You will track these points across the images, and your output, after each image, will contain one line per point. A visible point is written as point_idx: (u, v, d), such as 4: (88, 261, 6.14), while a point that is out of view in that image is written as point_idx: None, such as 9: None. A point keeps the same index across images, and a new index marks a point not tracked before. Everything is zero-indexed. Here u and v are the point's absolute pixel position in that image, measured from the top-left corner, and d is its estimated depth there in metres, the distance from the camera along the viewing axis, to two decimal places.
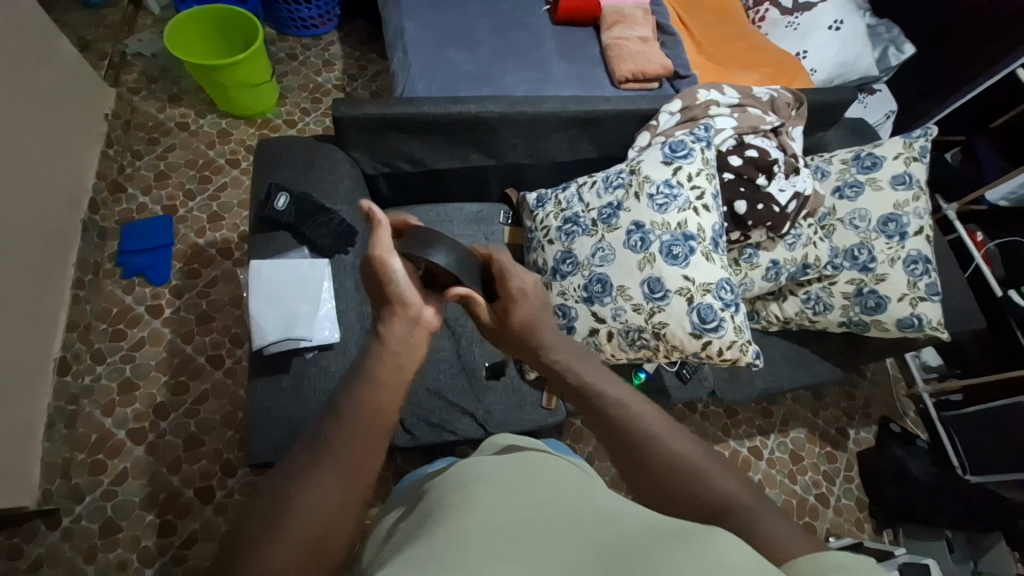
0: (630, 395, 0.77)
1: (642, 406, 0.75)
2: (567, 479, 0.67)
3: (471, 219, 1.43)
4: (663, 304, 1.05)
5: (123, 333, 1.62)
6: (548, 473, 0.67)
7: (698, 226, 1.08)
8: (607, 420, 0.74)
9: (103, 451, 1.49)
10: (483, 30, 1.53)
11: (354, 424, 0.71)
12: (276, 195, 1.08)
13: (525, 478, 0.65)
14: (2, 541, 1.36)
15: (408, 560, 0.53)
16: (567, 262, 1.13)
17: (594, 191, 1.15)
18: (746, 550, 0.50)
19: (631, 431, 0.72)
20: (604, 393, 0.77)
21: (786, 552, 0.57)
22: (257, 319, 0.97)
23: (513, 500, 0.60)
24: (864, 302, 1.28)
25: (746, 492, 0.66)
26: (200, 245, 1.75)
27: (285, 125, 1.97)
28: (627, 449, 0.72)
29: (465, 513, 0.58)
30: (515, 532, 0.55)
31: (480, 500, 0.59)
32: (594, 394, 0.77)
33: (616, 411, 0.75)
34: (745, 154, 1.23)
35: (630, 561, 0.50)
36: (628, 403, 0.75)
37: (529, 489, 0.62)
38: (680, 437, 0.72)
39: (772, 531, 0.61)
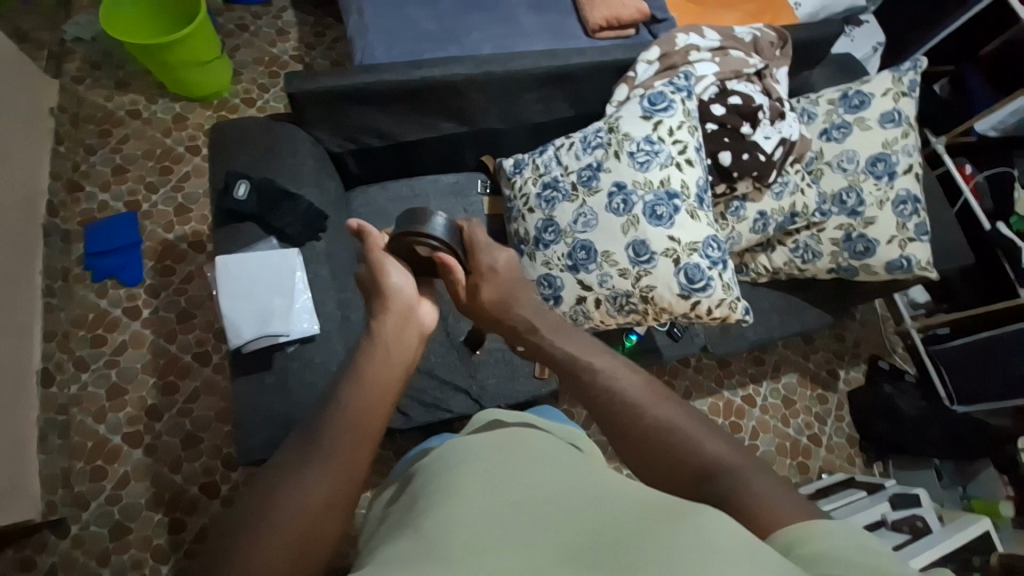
0: (616, 364, 0.76)
1: (627, 371, 0.74)
2: (557, 457, 0.66)
3: (447, 191, 1.36)
4: (648, 267, 1.02)
5: (104, 338, 1.58)
6: (538, 450, 0.66)
7: (681, 182, 1.04)
8: (592, 393, 0.73)
9: (101, 457, 1.48)
10: None
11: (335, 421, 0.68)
12: (236, 184, 1.02)
13: (514, 459, 0.64)
14: (11, 554, 1.37)
15: (395, 553, 0.52)
16: (549, 231, 1.09)
17: (573, 153, 1.10)
18: (737, 533, 0.49)
19: (613, 402, 0.71)
20: (588, 364, 0.76)
21: (770, 515, 0.56)
22: (230, 318, 0.93)
23: (502, 485, 0.59)
24: (853, 248, 1.26)
25: (732, 455, 0.65)
26: (170, 240, 1.68)
27: (244, 105, 1.85)
28: (612, 422, 0.71)
29: (454, 503, 0.56)
30: (502, 518, 0.54)
31: (468, 487, 0.59)
32: (572, 365, 0.76)
33: (602, 381, 0.74)
34: (728, 100, 1.17)
35: (617, 543, 0.49)
36: (615, 373, 0.74)
37: (517, 469, 0.61)
38: (665, 405, 0.71)
39: (757, 491, 0.59)
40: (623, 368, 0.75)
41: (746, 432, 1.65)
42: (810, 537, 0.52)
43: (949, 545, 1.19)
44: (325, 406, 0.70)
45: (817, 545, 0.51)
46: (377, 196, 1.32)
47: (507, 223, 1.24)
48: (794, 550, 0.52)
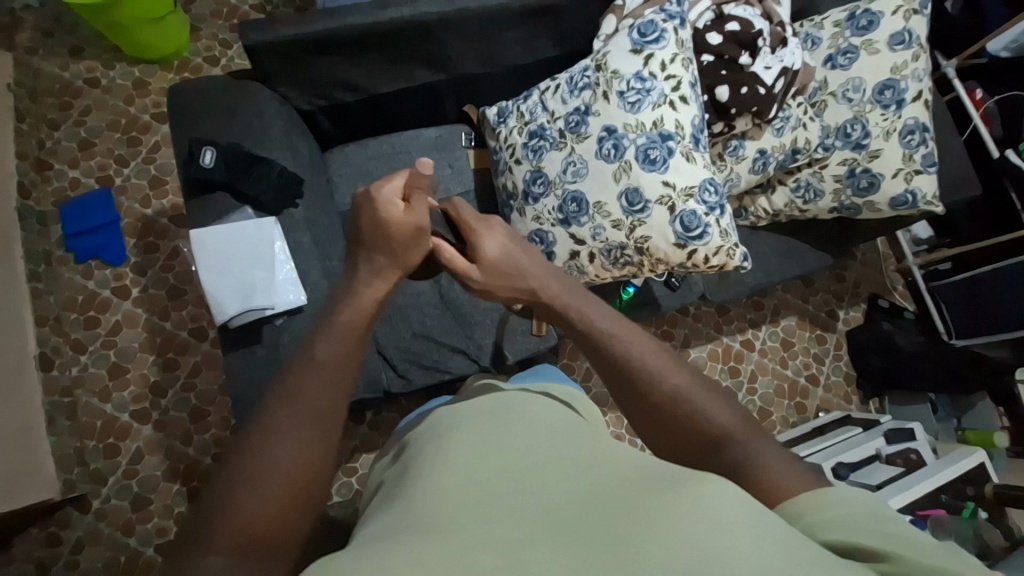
0: (626, 327, 0.73)
1: (640, 337, 0.72)
2: (549, 422, 0.66)
3: (430, 147, 1.29)
4: (643, 217, 0.97)
5: (96, 319, 1.56)
6: (532, 417, 0.66)
7: (675, 122, 0.97)
8: (602, 360, 0.71)
9: (112, 435, 1.51)
10: None
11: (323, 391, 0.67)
12: (201, 151, 0.95)
13: (511, 429, 0.63)
14: (39, 531, 1.43)
15: (390, 527, 0.52)
16: (538, 183, 1.03)
17: (559, 97, 1.02)
18: (738, 496, 0.49)
19: (623, 368, 0.70)
20: (597, 329, 0.73)
21: (777, 488, 0.58)
22: (212, 294, 0.91)
23: (499, 457, 0.58)
24: (856, 184, 1.21)
25: (743, 425, 0.65)
26: (150, 216, 1.63)
27: (207, 65, 1.72)
28: (623, 390, 0.70)
29: (453, 476, 0.56)
30: (498, 491, 0.54)
31: (464, 462, 0.58)
32: (579, 329, 0.74)
33: (613, 348, 0.71)
34: (725, 27, 1.08)
35: (618, 515, 0.49)
36: (628, 339, 0.71)
37: (508, 438, 0.61)
38: (677, 371, 0.69)
39: (766, 464, 0.61)
40: (635, 333, 0.72)
41: (744, 376, 1.68)
42: (819, 506, 0.54)
43: (943, 477, 1.22)
44: (314, 376, 0.68)
45: (824, 512, 0.54)
46: (357, 156, 1.25)
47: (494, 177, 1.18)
48: (802, 519, 0.54)
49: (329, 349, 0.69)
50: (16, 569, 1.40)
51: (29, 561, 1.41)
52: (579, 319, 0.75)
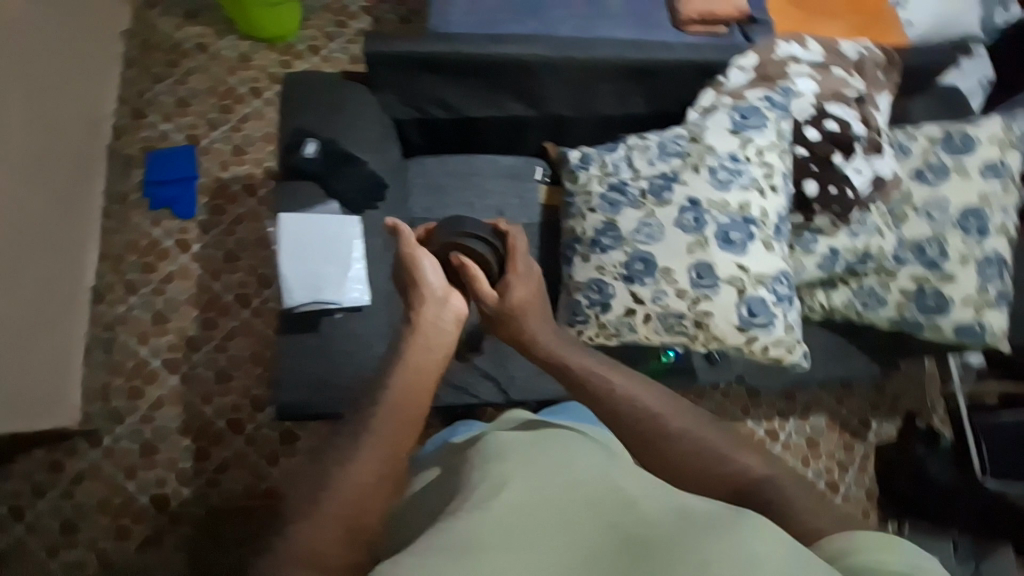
0: (634, 381, 0.79)
1: (650, 389, 0.79)
2: (587, 451, 0.66)
3: (505, 174, 1.32)
4: (710, 293, 0.97)
5: (153, 266, 1.63)
6: (571, 445, 0.67)
7: (761, 209, 0.98)
8: (614, 408, 0.76)
9: (139, 378, 1.55)
10: None
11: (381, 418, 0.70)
12: (303, 142, 1.02)
13: (549, 454, 0.64)
14: (48, 454, 1.47)
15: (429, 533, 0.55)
16: (608, 235, 1.04)
17: (646, 158, 1.05)
18: (769, 535, 0.52)
19: (643, 418, 0.74)
20: (610, 379, 0.79)
21: (810, 528, 0.60)
22: (286, 278, 0.95)
23: (535, 480, 0.59)
24: (924, 302, 1.18)
25: (768, 469, 0.69)
26: (224, 180, 1.70)
27: (309, 52, 1.82)
28: (642, 438, 0.73)
29: (489, 493, 0.58)
30: (535, 511, 0.55)
31: (499, 477, 0.60)
32: (596, 379, 0.79)
33: (630, 395, 0.77)
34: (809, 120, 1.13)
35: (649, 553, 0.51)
36: (639, 387, 0.78)
37: (545, 457, 0.63)
38: (692, 422, 0.74)
39: (795, 502, 0.64)
40: (648, 386, 0.79)
41: None
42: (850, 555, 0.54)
43: None
44: (381, 394, 0.73)
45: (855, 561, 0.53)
46: (435, 169, 1.29)
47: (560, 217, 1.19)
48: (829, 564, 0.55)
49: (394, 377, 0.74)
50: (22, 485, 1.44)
51: (31, 483, 1.45)
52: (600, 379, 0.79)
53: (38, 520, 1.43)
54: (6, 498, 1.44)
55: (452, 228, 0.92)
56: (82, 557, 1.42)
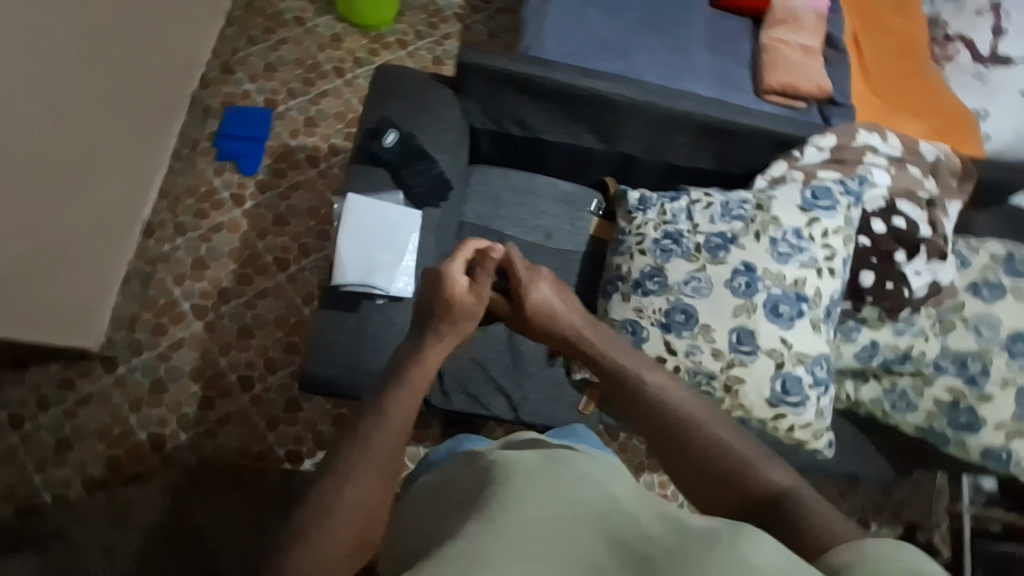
0: (667, 382, 0.82)
1: (682, 391, 0.80)
2: (593, 465, 0.65)
3: (560, 199, 1.35)
4: (746, 360, 0.96)
5: (206, 213, 1.66)
6: (574, 458, 0.66)
7: (815, 289, 0.97)
8: (646, 406, 0.79)
9: (167, 316, 1.53)
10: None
11: (380, 436, 0.74)
12: (385, 131, 1.06)
13: (553, 467, 0.63)
14: (58, 371, 1.42)
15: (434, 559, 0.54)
16: (654, 280, 1.05)
17: (708, 215, 1.06)
18: (778, 547, 0.50)
19: (672, 420, 0.76)
20: (640, 379, 0.82)
21: (829, 543, 0.57)
22: (341, 256, 0.97)
23: (541, 493, 0.58)
24: (956, 417, 1.14)
25: (794, 480, 0.67)
26: (291, 147, 1.76)
27: (396, 45, 1.89)
28: (668, 439, 0.75)
29: (496, 512, 0.57)
30: (545, 513, 0.56)
31: (505, 492, 0.59)
32: (625, 379, 0.83)
33: (656, 398, 0.79)
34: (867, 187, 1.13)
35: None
36: (669, 390, 0.80)
37: (551, 469, 0.62)
38: (722, 427, 0.74)
39: (820, 515, 0.61)
40: (677, 389, 0.80)
41: None
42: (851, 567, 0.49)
43: None
44: (379, 412, 0.76)
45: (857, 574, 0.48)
46: (495, 180, 1.32)
47: (607, 252, 1.21)
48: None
49: (398, 396, 0.78)
50: (23, 395, 1.40)
51: (38, 394, 1.39)
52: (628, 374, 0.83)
53: (36, 432, 1.38)
54: (10, 404, 1.39)
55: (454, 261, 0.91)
56: (69, 476, 1.36)
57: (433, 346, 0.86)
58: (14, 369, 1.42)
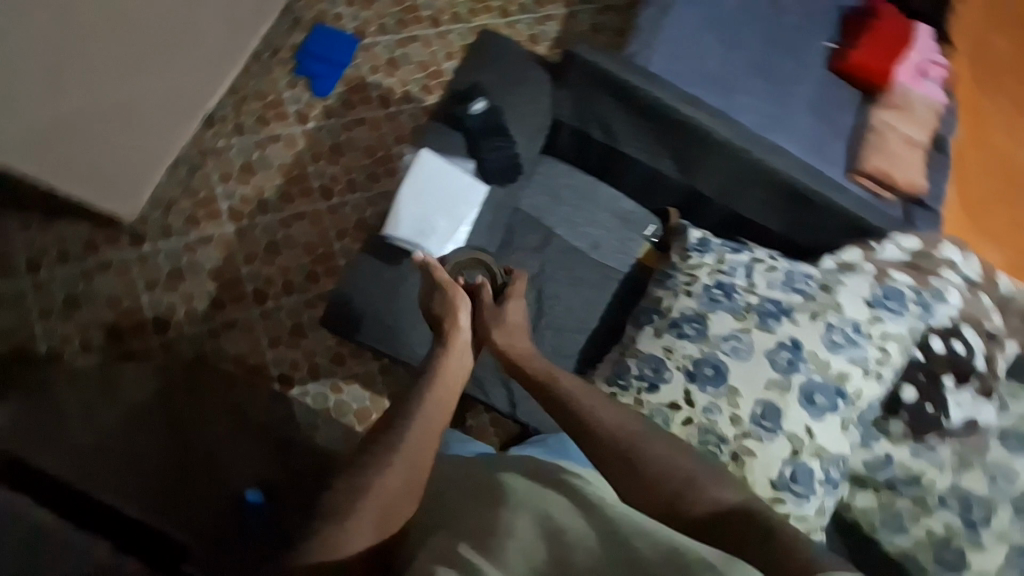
0: (611, 407, 0.84)
1: (625, 414, 0.83)
2: None
3: (619, 215, 1.32)
4: (764, 437, 0.91)
5: (266, 122, 1.58)
6: None
7: (857, 389, 0.91)
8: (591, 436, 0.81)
9: (203, 210, 1.48)
10: (753, 36, 1.37)
11: (411, 434, 0.79)
12: (474, 99, 1.15)
13: None
14: (86, 230, 1.39)
15: None
16: (692, 326, 1.02)
17: (767, 279, 1.03)
18: None
19: (616, 444, 0.79)
20: (589, 411, 0.83)
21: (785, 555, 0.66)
22: (400, 208, 1.12)
23: None
24: (942, 557, 0.97)
25: (742, 496, 0.76)
26: (367, 81, 1.67)
27: (499, 12, 1.84)
28: (617, 465, 0.78)
29: None
30: None
31: None
32: (568, 409, 0.84)
33: (600, 429, 0.81)
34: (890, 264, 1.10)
35: None
36: (612, 416, 0.83)
37: None
38: (674, 449, 0.80)
39: (778, 534, 0.69)
40: (625, 414, 0.83)
41: None
42: None
43: None
44: (413, 411, 0.82)
45: None
46: (562, 176, 1.28)
47: (651, 284, 1.19)
48: None
49: (421, 400, 0.83)
50: (45, 243, 1.37)
51: (60, 247, 1.37)
52: (579, 404, 0.84)
53: (48, 283, 1.35)
54: (29, 248, 1.36)
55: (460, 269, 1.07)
56: (68, 334, 1.34)
57: (454, 361, 0.90)
58: (42, 215, 1.38)
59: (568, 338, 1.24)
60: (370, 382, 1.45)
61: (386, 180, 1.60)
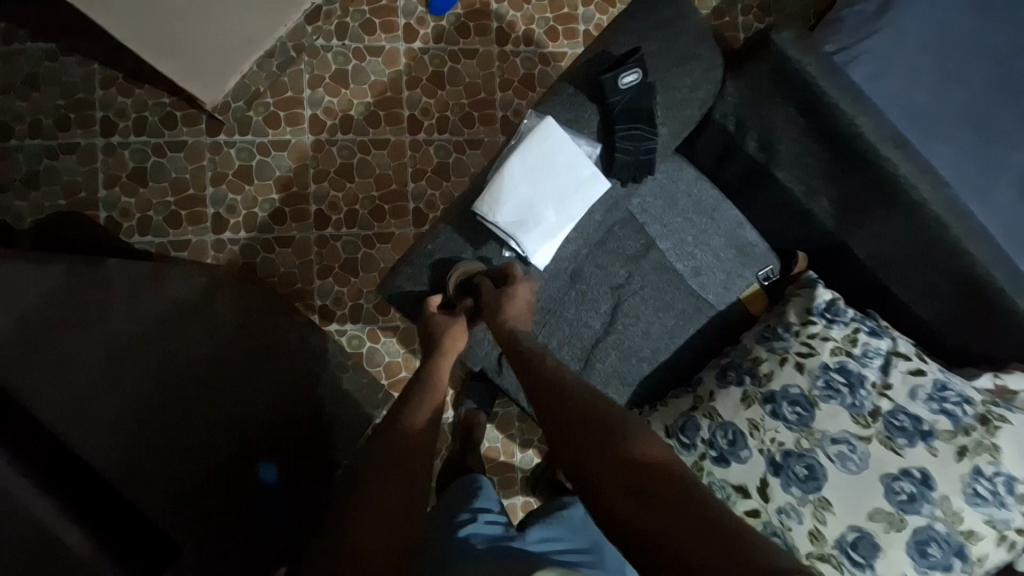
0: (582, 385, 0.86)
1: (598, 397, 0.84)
2: None
3: (737, 244, 1.11)
4: (846, 569, 0.77)
5: (372, 29, 1.41)
6: None
7: (980, 555, 0.76)
8: (553, 405, 0.83)
9: (286, 111, 1.37)
10: (1010, 66, 1.01)
11: (399, 440, 0.85)
12: (628, 69, 0.94)
13: None
14: (168, 104, 1.33)
15: None
16: (794, 410, 0.85)
17: (910, 386, 0.83)
18: None
19: (575, 412, 0.81)
20: (560, 383, 0.86)
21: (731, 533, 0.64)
22: (501, 189, 0.93)
23: None
24: None
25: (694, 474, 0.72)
26: (490, 10, 1.45)
27: None
28: (571, 434, 0.79)
29: None
30: None
31: None
32: (543, 379, 0.88)
33: (566, 395, 0.84)
34: (936, 358, 1.02)
35: None
36: (585, 392, 0.84)
37: None
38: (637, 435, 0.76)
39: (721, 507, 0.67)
40: (596, 397, 0.84)
41: None
42: None
43: None
44: (400, 419, 0.88)
45: None
46: (685, 182, 1.09)
47: (746, 333, 1.00)
48: None
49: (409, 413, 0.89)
50: (127, 107, 1.32)
51: (141, 115, 1.32)
52: (552, 370, 0.88)
53: (121, 149, 1.31)
54: (111, 107, 1.31)
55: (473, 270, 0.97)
56: (128, 207, 1.31)
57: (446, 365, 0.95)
58: (129, 77, 1.32)
59: (633, 365, 1.08)
60: (408, 339, 1.37)
61: (480, 127, 1.44)
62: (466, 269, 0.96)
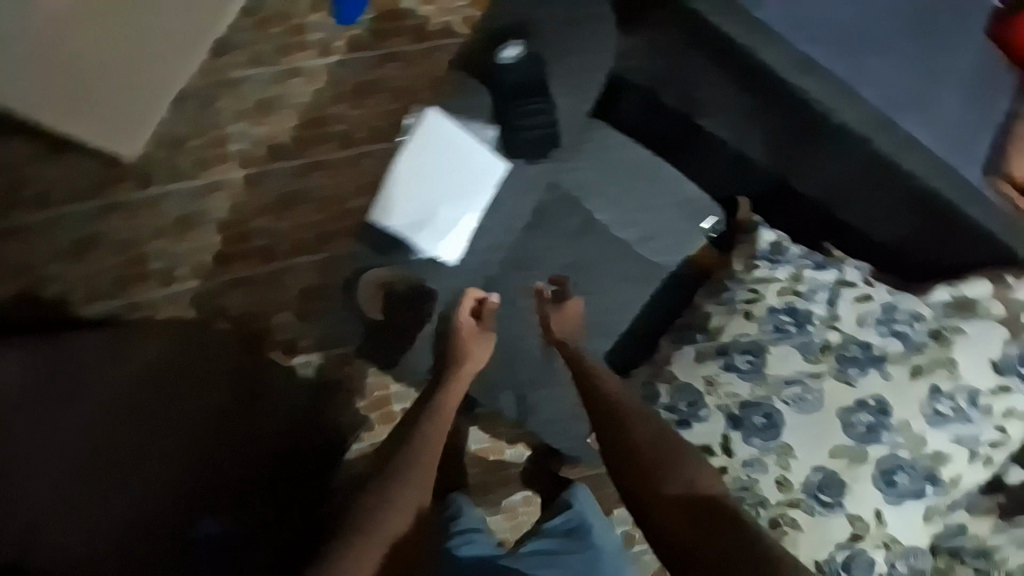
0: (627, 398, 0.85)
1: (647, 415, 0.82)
2: None
3: (682, 203, 1.09)
4: (817, 512, 0.75)
5: (286, 51, 1.38)
6: None
7: (953, 474, 0.75)
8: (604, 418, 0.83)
9: (211, 152, 1.36)
10: None
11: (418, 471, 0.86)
12: (507, 46, 0.95)
13: None
14: (94, 167, 1.31)
15: None
16: (746, 359, 0.82)
17: (860, 314, 0.81)
18: None
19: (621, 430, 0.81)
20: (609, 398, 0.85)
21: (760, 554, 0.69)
22: (391, 195, 0.98)
23: None
24: None
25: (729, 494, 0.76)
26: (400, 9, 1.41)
27: None
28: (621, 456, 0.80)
29: None
30: None
31: None
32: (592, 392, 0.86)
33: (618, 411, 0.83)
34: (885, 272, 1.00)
35: None
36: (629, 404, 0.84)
37: None
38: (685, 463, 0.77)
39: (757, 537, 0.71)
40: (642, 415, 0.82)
41: None
42: None
43: None
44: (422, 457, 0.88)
45: None
46: (614, 147, 1.06)
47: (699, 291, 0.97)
48: None
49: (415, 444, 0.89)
50: (52, 178, 1.30)
51: (67, 184, 1.30)
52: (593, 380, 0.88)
53: (55, 222, 1.30)
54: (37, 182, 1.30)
55: (379, 277, 1.02)
56: (74, 278, 1.31)
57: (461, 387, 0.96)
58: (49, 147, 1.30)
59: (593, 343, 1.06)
60: None
61: None
62: (375, 275, 1.02)
